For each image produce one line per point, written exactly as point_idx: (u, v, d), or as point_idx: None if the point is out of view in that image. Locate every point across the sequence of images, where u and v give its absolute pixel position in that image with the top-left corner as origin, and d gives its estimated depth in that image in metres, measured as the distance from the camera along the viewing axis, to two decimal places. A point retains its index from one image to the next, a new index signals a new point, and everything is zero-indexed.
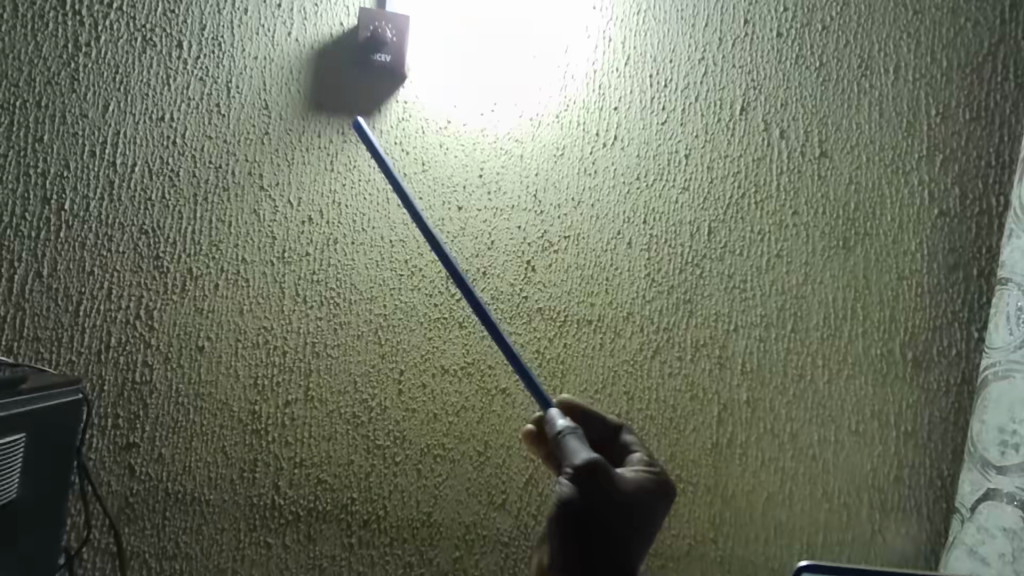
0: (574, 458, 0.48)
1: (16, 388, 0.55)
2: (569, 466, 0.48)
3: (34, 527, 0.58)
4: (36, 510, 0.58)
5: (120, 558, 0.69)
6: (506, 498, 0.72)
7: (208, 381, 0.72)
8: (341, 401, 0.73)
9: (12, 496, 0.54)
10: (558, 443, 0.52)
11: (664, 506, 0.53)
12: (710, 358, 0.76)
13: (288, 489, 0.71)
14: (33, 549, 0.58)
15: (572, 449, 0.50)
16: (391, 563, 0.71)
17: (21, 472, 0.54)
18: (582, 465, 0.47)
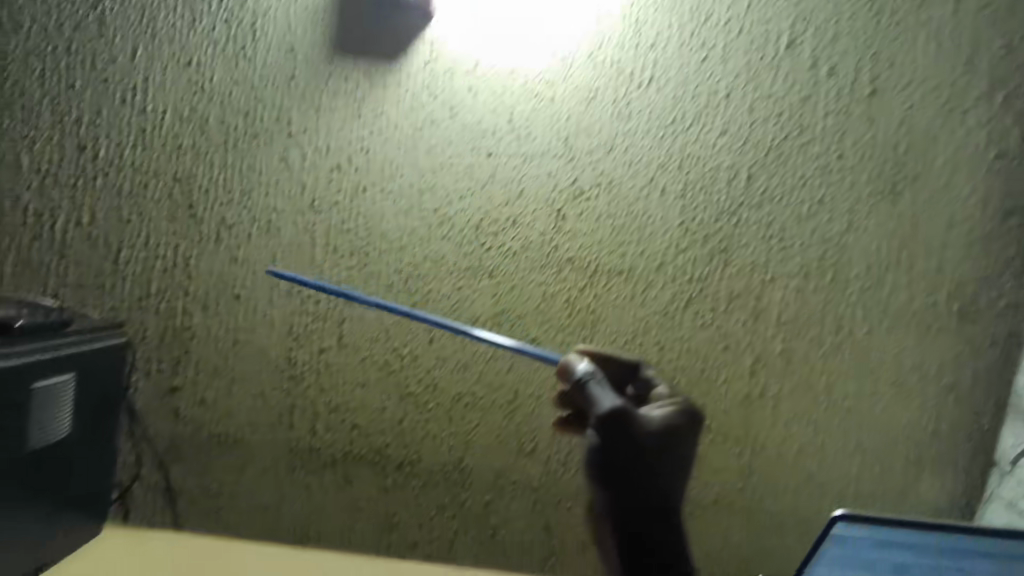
0: (598, 407, 0.51)
1: (61, 332, 0.57)
2: (596, 414, 0.51)
3: (88, 462, 0.61)
4: (89, 448, 0.61)
5: (169, 495, 0.73)
6: (535, 446, 0.73)
7: (245, 328, 0.74)
8: (373, 349, 0.74)
9: (65, 434, 0.57)
10: (580, 390, 0.53)
11: (691, 434, 0.54)
12: (745, 309, 0.74)
13: (324, 433, 0.73)
14: (88, 482, 0.62)
15: (597, 396, 0.52)
16: (424, 506, 0.74)
17: (71, 410, 0.58)
18: (608, 414, 0.50)
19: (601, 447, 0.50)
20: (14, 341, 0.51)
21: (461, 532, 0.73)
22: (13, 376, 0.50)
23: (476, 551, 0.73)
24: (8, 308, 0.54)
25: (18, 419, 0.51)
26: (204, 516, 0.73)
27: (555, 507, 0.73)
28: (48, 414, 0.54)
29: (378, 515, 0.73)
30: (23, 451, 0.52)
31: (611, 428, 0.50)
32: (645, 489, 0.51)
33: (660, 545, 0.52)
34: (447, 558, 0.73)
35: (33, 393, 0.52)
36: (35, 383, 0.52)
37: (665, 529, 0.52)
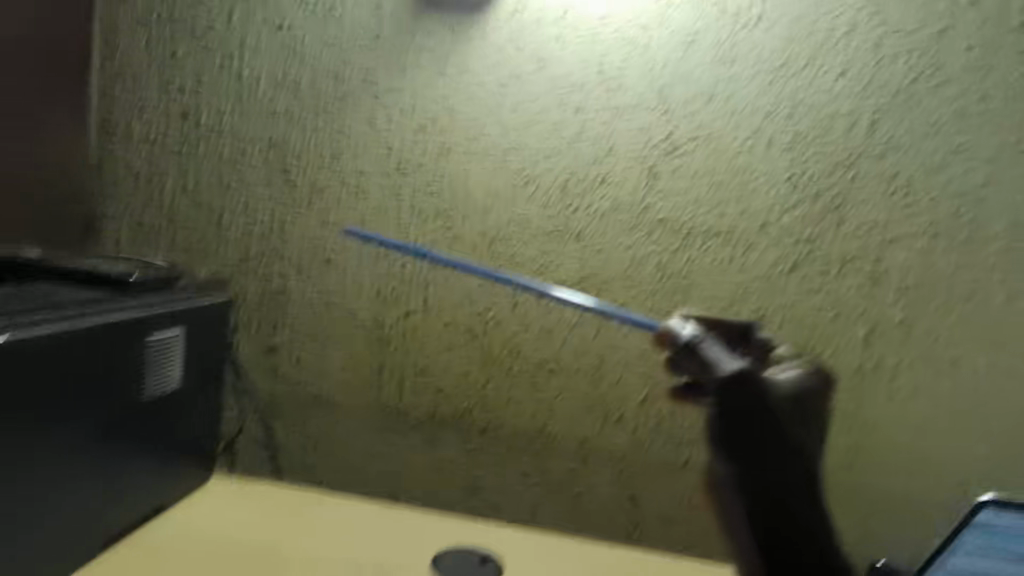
0: (721, 368, 0.45)
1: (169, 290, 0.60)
2: (719, 374, 0.44)
3: (200, 411, 0.66)
4: (200, 397, 0.66)
5: (270, 449, 0.77)
6: (622, 416, 0.72)
7: (336, 292, 0.76)
8: (458, 313, 0.74)
9: (176, 386, 0.62)
10: (693, 354, 0.50)
11: (820, 406, 0.50)
12: (859, 274, 0.68)
13: (411, 396, 0.75)
14: (200, 428, 0.67)
15: (716, 358, 0.47)
16: (508, 471, 0.74)
17: (183, 362, 0.62)
18: (734, 374, 0.43)
19: (726, 413, 0.43)
20: (123, 301, 0.56)
21: (545, 500, 0.73)
22: (123, 333, 0.54)
23: (560, 520, 0.73)
24: (125, 265, 0.62)
25: (135, 369, 0.55)
26: (301, 470, 0.77)
27: (641, 480, 0.72)
28: (158, 367, 0.58)
29: (464, 478, 0.75)
30: (137, 401, 0.56)
31: (737, 389, 0.43)
32: (781, 463, 0.43)
33: (804, 535, 0.42)
34: (531, 524, 0.74)
35: (142, 348, 0.56)
36: (148, 336, 0.56)
37: (810, 513, 0.43)
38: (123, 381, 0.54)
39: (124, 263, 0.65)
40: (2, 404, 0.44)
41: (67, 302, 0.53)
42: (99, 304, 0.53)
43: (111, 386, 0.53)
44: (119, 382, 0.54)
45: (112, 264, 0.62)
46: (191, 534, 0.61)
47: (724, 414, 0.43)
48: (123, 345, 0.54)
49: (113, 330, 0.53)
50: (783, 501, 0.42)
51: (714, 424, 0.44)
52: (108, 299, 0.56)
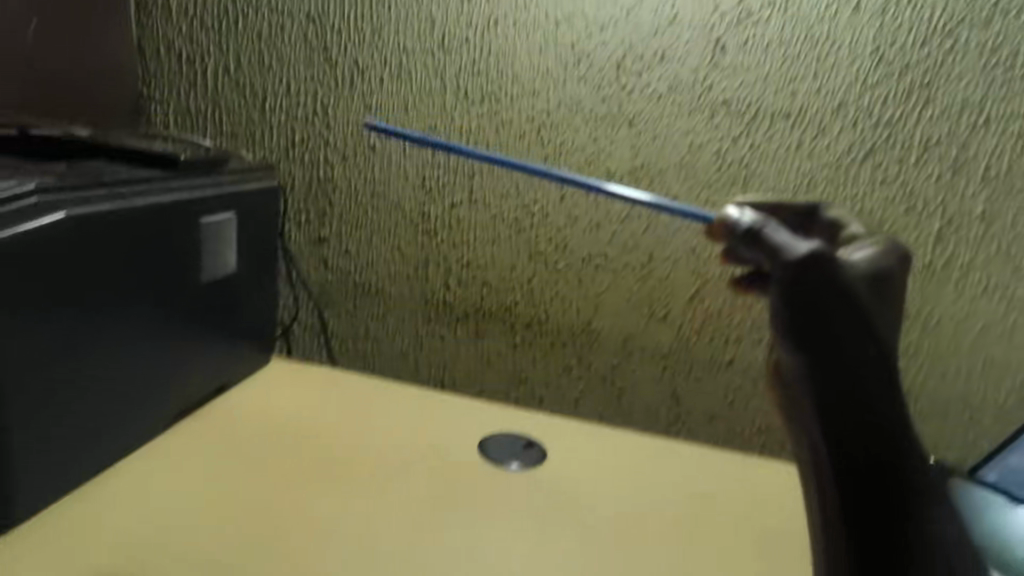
0: (784, 252, 0.35)
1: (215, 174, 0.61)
2: (782, 260, 0.34)
3: (260, 291, 0.69)
4: (258, 279, 0.69)
5: (324, 337, 0.80)
6: (669, 312, 0.71)
7: (381, 182, 0.75)
8: (504, 204, 0.72)
9: (234, 269, 0.64)
10: (755, 244, 0.37)
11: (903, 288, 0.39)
12: (942, 163, 0.62)
13: (457, 288, 0.76)
14: (262, 308, 0.70)
15: (782, 243, 0.35)
16: (551, 364, 0.76)
17: (237, 250, 0.64)
18: (803, 259, 0.34)
19: (790, 299, 0.34)
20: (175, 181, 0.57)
21: (587, 392, 0.75)
22: (177, 217, 0.55)
23: (601, 412, 0.76)
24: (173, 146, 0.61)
25: (192, 252, 0.58)
26: (354, 357, 0.81)
27: (684, 376, 0.73)
28: (214, 251, 0.60)
29: (508, 369, 0.77)
30: (199, 283, 0.59)
31: (806, 274, 0.34)
32: (855, 357, 0.34)
33: (879, 443, 0.34)
34: (574, 412, 0.76)
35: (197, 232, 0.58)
36: (202, 220, 0.58)
37: (890, 414, 0.34)
38: (180, 263, 0.56)
39: (173, 142, 0.65)
40: (68, 286, 0.46)
41: (119, 171, 0.54)
42: (151, 176, 0.54)
43: (172, 269, 0.56)
44: (177, 265, 0.56)
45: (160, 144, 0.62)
46: (251, 411, 0.64)
47: (788, 296, 0.34)
48: (179, 229, 0.55)
49: (167, 215, 0.54)
50: (860, 398, 0.34)
51: (774, 304, 0.35)
52: (158, 174, 0.56)
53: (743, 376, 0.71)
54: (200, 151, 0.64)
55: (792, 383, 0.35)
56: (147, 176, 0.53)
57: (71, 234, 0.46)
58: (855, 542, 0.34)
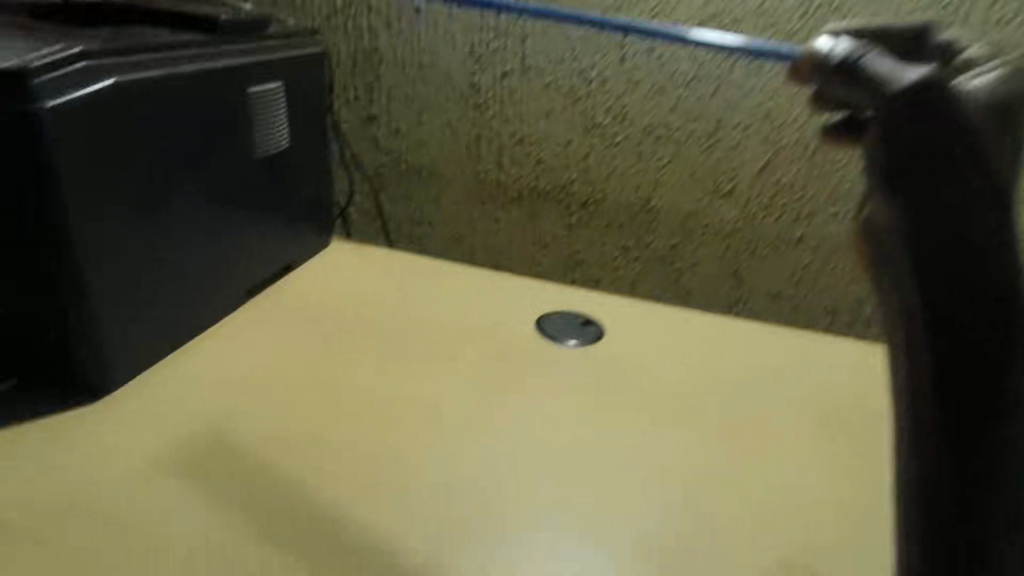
0: (887, 87, 0.26)
1: (253, 38, 0.59)
2: (882, 96, 0.26)
3: (315, 168, 0.69)
4: (312, 155, 0.68)
5: (381, 220, 0.81)
6: (735, 186, 0.67)
7: (428, 51, 0.71)
8: (559, 71, 0.68)
9: (286, 143, 0.64)
10: (850, 80, 0.28)
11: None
12: None
13: (511, 167, 0.73)
14: (318, 185, 0.70)
15: (881, 71, 0.26)
16: (608, 245, 0.74)
17: (287, 122, 0.63)
18: (910, 89, 0.25)
19: (894, 143, 0.25)
20: (219, 43, 0.55)
21: (644, 273, 0.74)
22: (220, 84, 0.54)
23: (659, 292, 0.75)
24: (215, 9, 0.59)
25: (240, 123, 0.57)
26: (410, 240, 0.81)
27: (748, 254, 0.70)
28: (263, 124, 0.60)
29: (563, 251, 0.76)
30: (254, 156, 0.60)
31: (914, 110, 0.25)
32: (975, 212, 0.24)
33: (1002, 331, 0.25)
34: (631, 293, 0.75)
35: (242, 102, 0.57)
36: (246, 88, 0.57)
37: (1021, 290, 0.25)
38: (231, 134, 0.56)
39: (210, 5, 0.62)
40: (125, 153, 0.47)
41: (162, 35, 0.53)
42: (195, 40, 0.53)
43: (224, 140, 0.56)
44: (228, 137, 0.56)
45: (200, 6, 0.60)
46: (316, 289, 0.66)
47: (892, 142, 0.25)
48: (224, 96, 0.55)
49: (211, 81, 0.53)
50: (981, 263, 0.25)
51: (873, 151, 0.26)
52: (201, 36, 0.55)
53: (813, 253, 0.68)
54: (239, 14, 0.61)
55: (884, 246, 0.27)
56: (189, 41, 0.52)
57: (120, 99, 0.46)
58: (957, 460, 0.25)
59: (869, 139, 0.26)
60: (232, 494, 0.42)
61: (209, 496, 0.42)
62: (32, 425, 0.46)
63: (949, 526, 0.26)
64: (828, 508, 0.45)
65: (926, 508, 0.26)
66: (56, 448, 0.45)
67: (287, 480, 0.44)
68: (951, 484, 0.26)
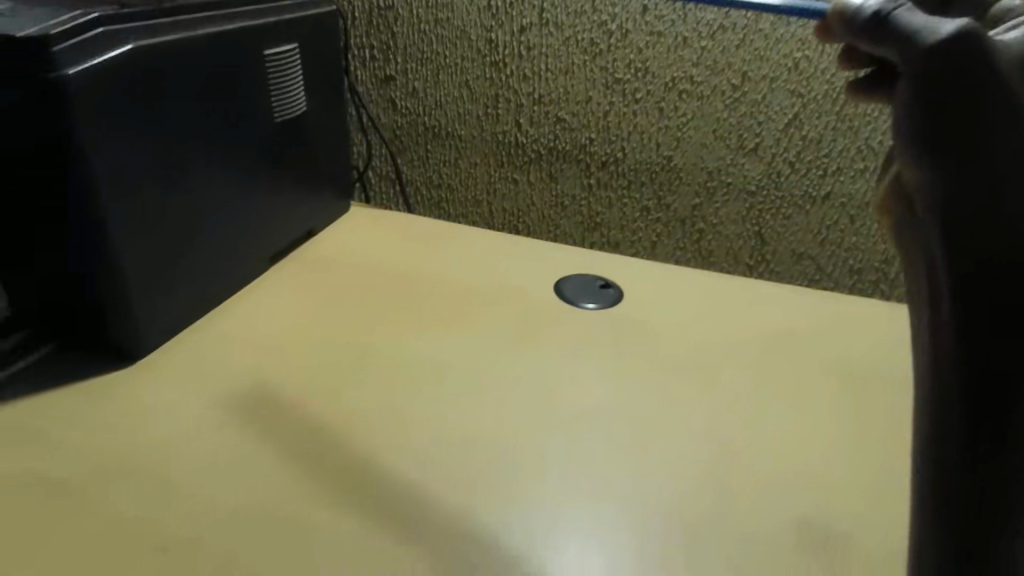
0: (915, 43, 0.23)
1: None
2: (912, 51, 0.23)
3: (332, 134, 0.69)
4: (329, 120, 0.68)
5: (399, 183, 0.80)
6: (761, 143, 0.65)
7: (446, 5, 0.69)
8: (579, 25, 0.66)
9: (304, 108, 0.64)
10: (878, 35, 0.25)
11: None
12: None
13: (529, 126, 0.72)
14: (335, 152, 0.70)
15: (913, 22, 0.23)
16: (628, 206, 0.73)
17: (305, 86, 0.63)
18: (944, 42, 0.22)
19: (924, 100, 0.23)
20: (235, 5, 0.55)
21: (664, 233, 0.73)
22: (236, 49, 0.54)
23: (679, 253, 0.74)
24: None
25: (259, 87, 0.57)
26: (428, 204, 0.81)
27: (772, 213, 0.68)
28: (282, 89, 0.60)
29: (583, 212, 0.75)
30: (272, 121, 0.60)
31: (947, 65, 0.22)
32: (1009, 174, 0.22)
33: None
34: (651, 254, 0.75)
35: (258, 67, 0.57)
36: (264, 51, 0.57)
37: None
38: (249, 100, 0.56)
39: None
40: (149, 123, 0.47)
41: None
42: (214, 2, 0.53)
43: (242, 107, 0.56)
44: (247, 102, 0.56)
45: None
46: (338, 254, 0.67)
47: (922, 97, 0.23)
48: (240, 61, 0.54)
49: (226, 46, 0.53)
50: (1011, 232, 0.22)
51: (902, 109, 0.24)
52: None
53: (840, 211, 0.66)
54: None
55: (917, 204, 0.25)
56: (207, 3, 0.52)
57: (139, 66, 0.46)
58: (974, 441, 0.23)
59: (898, 96, 0.24)
60: (264, 453, 0.44)
61: (245, 453, 0.44)
62: (73, 389, 0.48)
63: (963, 513, 0.24)
64: (851, 469, 0.44)
65: (940, 487, 0.25)
66: (96, 410, 0.46)
67: (316, 440, 0.45)
68: (967, 466, 0.24)
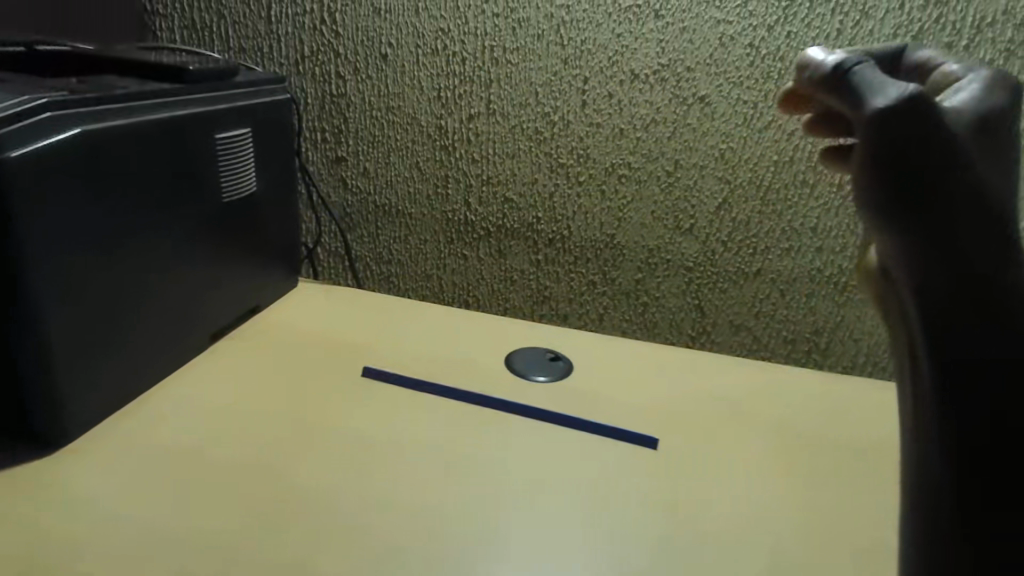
0: (865, 105, 0.29)
1: (220, 87, 0.59)
2: (865, 113, 0.29)
3: (280, 214, 0.69)
4: (277, 200, 0.68)
5: (349, 259, 0.81)
6: (695, 223, 0.70)
7: (396, 94, 0.72)
8: (523, 114, 0.70)
9: (252, 189, 0.64)
10: (838, 90, 0.31)
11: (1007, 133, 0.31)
12: (995, 45, 0.58)
13: (478, 205, 0.75)
14: (282, 231, 0.70)
15: (868, 86, 0.30)
16: (575, 280, 0.75)
17: (254, 168, 0.64)
18: (889, 108, 0.28)
19: (881, 164, 0.28)
20: (186, 93, 0.55)
21: (609, 307, 0.76)
22: (183, 136, 0.54)
23: (625, 325, 0.76)
24: (183, 59, 0.60)
25: (208, 171, 0.58)
26: (378, 280, 0.81)
27: (709, 288, 0.72)
28: (230, 173, 0.60)
29: (532, 286, 0.77)
30: (219, 203, 0.60)
31: (896, 125, 0.27)
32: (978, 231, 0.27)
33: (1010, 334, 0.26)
34: (598, 328, 0.77)
35: (206, 154, 0.57)
36: (214, 137, 0.58)
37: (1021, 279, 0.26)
38: (196, 184, 0.56)
39: (179, 54, 0.63)
40: (88, 205, 0.46)
41: (130, 84, 0.53)
42: (164, 90, 0.53)
43: (188, 190, 0.56)
44: (195, 182, 0.56)
45: (169, 57, 0.60)
46: (285, 332, 0.66)
47: (875, 161, 0.28)
48: (188, 146, 0.55)
49: (174, 132, 0.53)
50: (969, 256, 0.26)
51: (865, 174, 0.29)
52: (167, 85, 0.55)
53: (771, 286, 0.70)
54: (208, 62, 0.62)
55: (892, 271, 0.30)
56: (158, 91, 0.52)
57: (82, 150, 0.45)
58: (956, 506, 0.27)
59: (856, 157, 0.29)
60: (195, 542, 0.41)
61: (170, 544, 0.41)
62: None
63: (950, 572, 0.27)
64: (794, 536, 0.45)
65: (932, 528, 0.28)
66: (10, 501, 0.43)
67: (253, 525, 0.42)
68: (952, 469, 0.27)
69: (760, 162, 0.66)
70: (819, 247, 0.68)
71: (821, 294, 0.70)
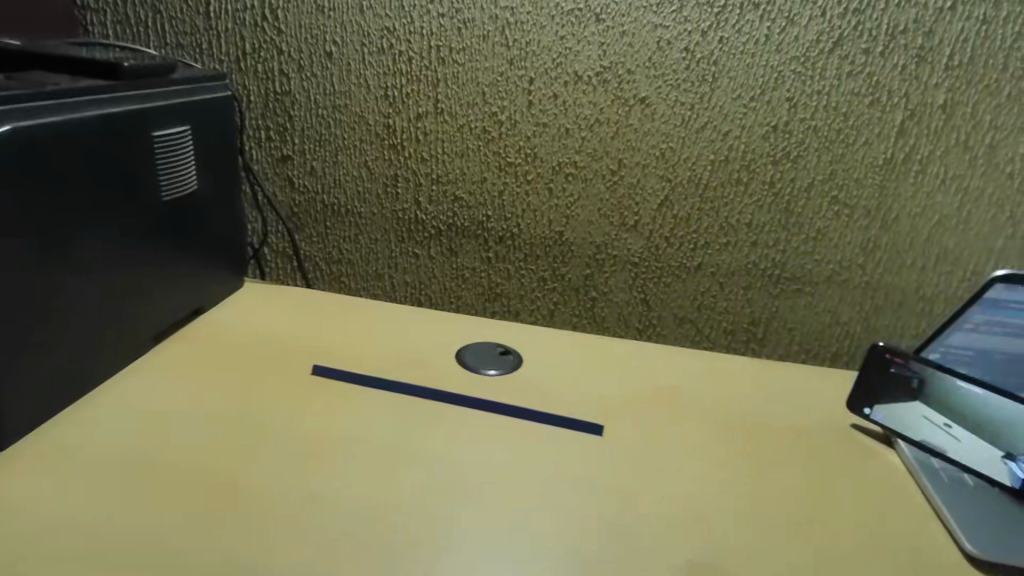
0: None
1: (158, 84, 0.58)
2: None
3: (223, 213, 0.68)
4: (220, 199, 0.67)
5: (297, 259, 0.80)
6: (639, 219, 0.72)
7: (342, 92, 0.72)
8: (472, 114, 0.71)
9: (193, 188, 0.62)
10: None
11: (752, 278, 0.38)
12: (908, 51, 0.62)
13: (428, 204, 0.75)
14: (226, 230, 0.69)
15: None
16: (526, 277, 0.77)
17: (195, 166, 0.62)
18: None
19: None
20: (122, 90, 0.54)
21: (559, 302, 0.78)
22: (120, 132, 0.53)
23: (576, 319, 0.78)
24: (118, 56, 0.58)
25: (147, 168, 0.56)
26: (328, 279, 0.81)
27: (654, 282, 0.75)
28: (169, 171, 0.59)
29: (483, 284, 0.78)
30: (160, 202, 0.58)
31: None
32: None
33: None
34: (550, 323, 0.79)
35: (144, 152, 0.55)
36: (153, 134, 0.56)
37: None
38: (135, 182, 0.55)
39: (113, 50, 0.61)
40: (23, 204, 0.45)
41: (61, 80, 0.51)
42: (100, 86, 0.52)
43: (127, 188, 0.54)
44: (132, 184, 0.54)
45: (103, 53, 0.58)
46: (235, 332, 0.65)
47: None
48: (125, 143, 0.53)
49: (111, 130, 0.52)
50: None
51: None
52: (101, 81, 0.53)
53: (711, 279, 0.74)
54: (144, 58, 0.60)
55: None
56: (93, 87, 0.51)
57: (14, 145, 0.43)
58: None
59: None
60: (141, 549, 0.40)
61: (115, 546, 0.40)
62: None
63: None
64: (733, 515, 0.48)
65: None
66: None
67: (201, 527, 0.42)
68: None
69: (697, 162, 0.69)
70: (754, 242, 0.71)
71: (758, 286, 0.73)
